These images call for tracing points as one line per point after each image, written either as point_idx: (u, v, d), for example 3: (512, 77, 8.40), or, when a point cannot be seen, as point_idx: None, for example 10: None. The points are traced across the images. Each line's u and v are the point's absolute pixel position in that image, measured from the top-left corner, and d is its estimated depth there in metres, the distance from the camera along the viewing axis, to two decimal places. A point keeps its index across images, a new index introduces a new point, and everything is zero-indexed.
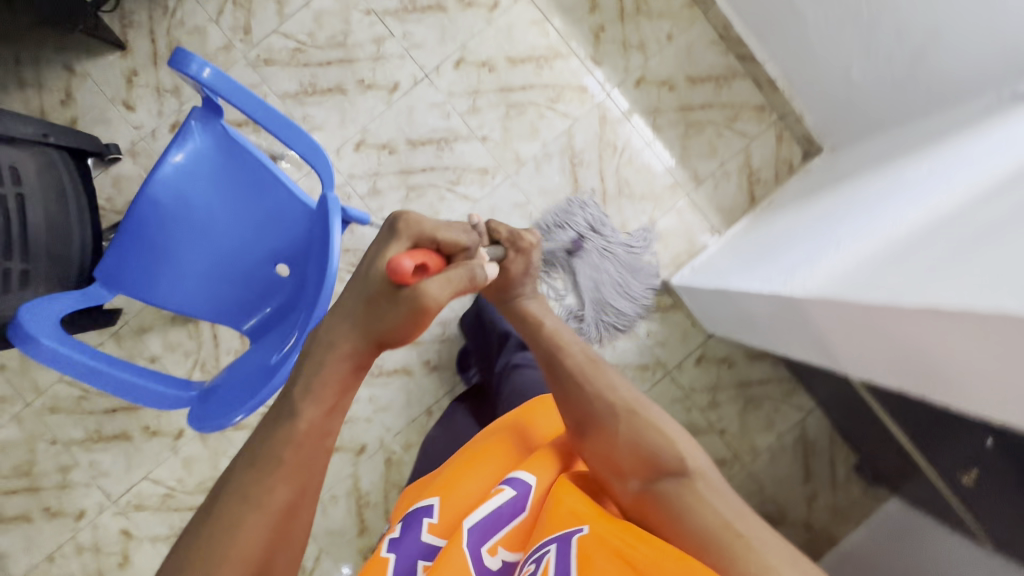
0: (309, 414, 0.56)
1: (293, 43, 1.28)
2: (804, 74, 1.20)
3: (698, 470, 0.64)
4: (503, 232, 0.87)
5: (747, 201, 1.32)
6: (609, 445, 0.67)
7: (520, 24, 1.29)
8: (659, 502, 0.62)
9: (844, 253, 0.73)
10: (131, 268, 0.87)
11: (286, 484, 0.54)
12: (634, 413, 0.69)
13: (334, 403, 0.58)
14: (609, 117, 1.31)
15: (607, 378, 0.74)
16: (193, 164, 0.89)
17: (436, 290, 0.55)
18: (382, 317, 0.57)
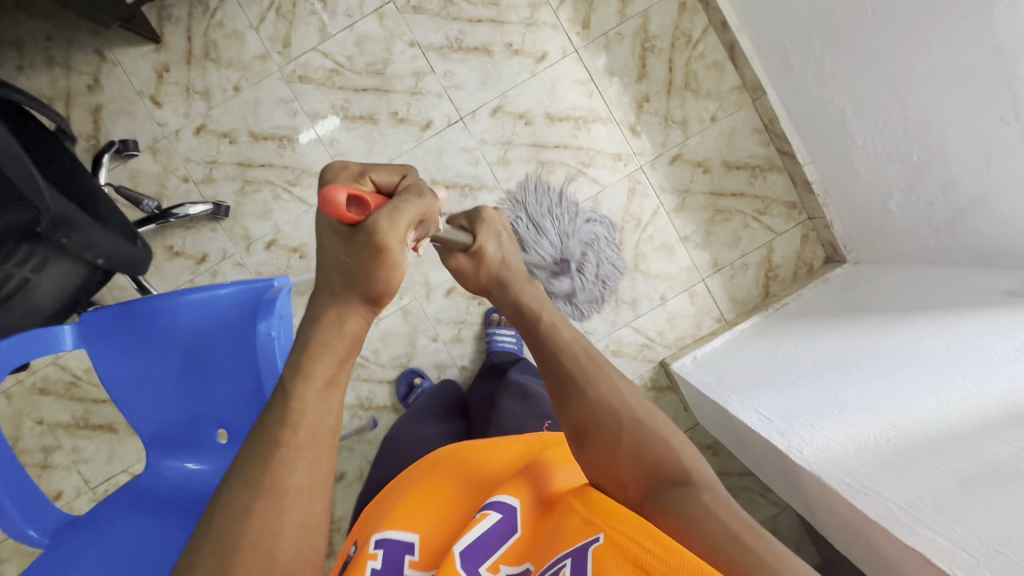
0: (310, 390, 0.47)
1: (331, 63, 1.25)
2: (841, 185, 1.17)
3: (704, 482, 0.55)
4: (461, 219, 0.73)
5: (761, 294, 1.31)
6: (609, 453, 0.59)
7: (564, 82, 1.26)
8: (663, 513, 0.53)
9: (849, 425, 0.73)
10: (108, 344, 0.86)
11: (295, 465, 0.45)
12: (639, 422, 0.61)
13: (331, 375, 0.49)
14: (638, 190, 1.28)
15: (603, 372, 0.65)
16: (226, 311, 0.86)
17: (385, 226, 0.46)
18: (356, 273, 0.48)
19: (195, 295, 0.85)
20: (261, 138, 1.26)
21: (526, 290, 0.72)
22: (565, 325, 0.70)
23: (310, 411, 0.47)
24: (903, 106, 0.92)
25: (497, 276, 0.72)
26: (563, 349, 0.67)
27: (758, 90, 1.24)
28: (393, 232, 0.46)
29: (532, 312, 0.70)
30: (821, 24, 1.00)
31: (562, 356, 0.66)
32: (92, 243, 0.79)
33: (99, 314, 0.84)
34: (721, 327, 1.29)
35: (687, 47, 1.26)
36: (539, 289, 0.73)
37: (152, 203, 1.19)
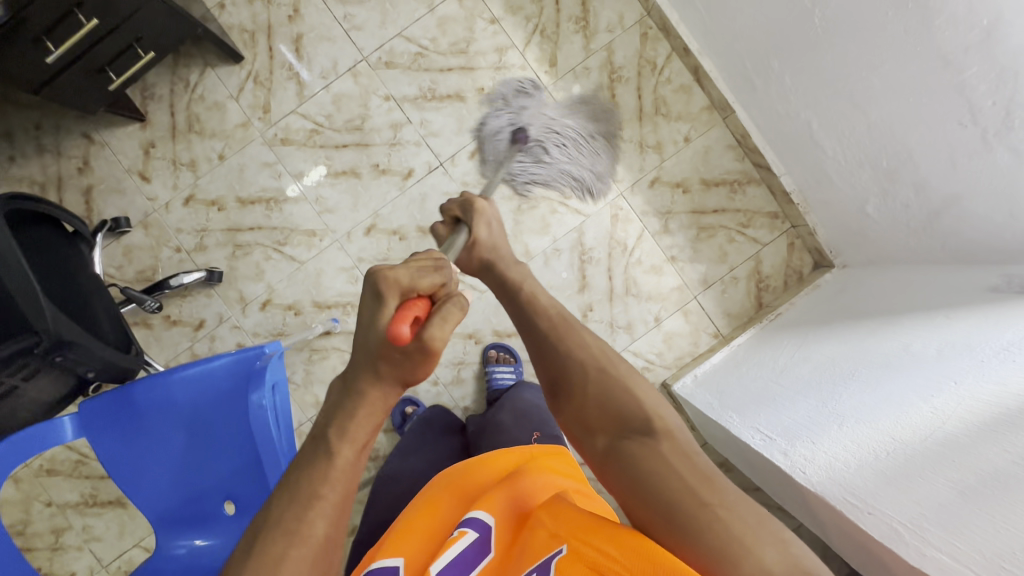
0: (344, 448, 0.49)
1: (310, 124, 1.29)
2: (818, 194, 1.19)
3: (665, 430, 0.59)
4: (456, 209, 0.81)
5: (754, 306, 1.32)
6: (580, 403, 0.64)
7: (538, 118, 1.30)
8: (623, 459, 0.58)
9: (848, 439, 0.73)
10: (104, 424, 0.90)
11: (322, 515, 0.48)
12: (604, 370, 0.65)
13: (366, 438, 0.51)
14: (620, 216, 1.30)
15: (574, 330, 0.69)
16: (221, 382, 0.90)
17: (439, 331, 0.47)
18: (399, 367, 0.48)
19: (186, 371, 0.89)
20: (249, 203, 1.29)
21: (512, 268, 0.79)
22: (545, 293, 0.76)
23: (345, 468, 0.49)
24: (865, 115, 0.94)
25: (488, 258, 0.79)
26: (538, 311, 0.72)
27: (726, 109, 1.27)
28: (444, 335, 0.47)
29: (515, 284, 0.77)
30: (776, 46, 1.03)
31: (536, 317, 0.72)
32: (88, 359, 0.88)
33: (95, 404, 0.88)
34: (718, 342, 1.30)
35: (653, 73, 1.30)
36: (524, 268, 0.80)
37: (156, 302, 1.16)
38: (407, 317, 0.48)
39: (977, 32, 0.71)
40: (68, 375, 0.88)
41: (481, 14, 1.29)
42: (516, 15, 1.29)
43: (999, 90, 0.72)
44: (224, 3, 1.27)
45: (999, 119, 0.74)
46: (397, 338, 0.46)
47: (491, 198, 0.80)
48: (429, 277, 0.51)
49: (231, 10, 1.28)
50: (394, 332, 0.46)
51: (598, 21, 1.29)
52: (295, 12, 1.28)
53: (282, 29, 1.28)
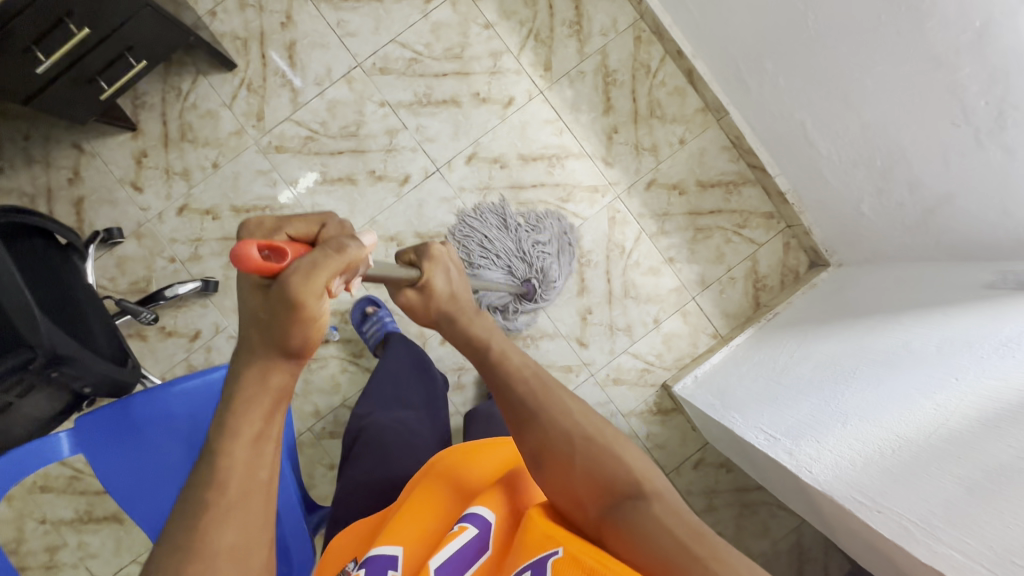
0: (237, 449, 0.46)
1: (305, 131, 1.28)
2: (813, 195, 1.20)
3: (654, 493, 0.57)
4: (411, 253, 0.71)
5: (752, 306, 1.33)
6: (565, 475, 0.59)
7: (534, 123, 1.30)
8: (617, 527, 0.54)
9: (854, 439, 0.74)
10: (97, 439, 0.88)
11: (227, 524, 0.44)
12: (591, 440, 0.61)
13: (259, 431, 0.47)
14: (618, 219, 1.31)
15: (553, 395, 0.65)
16: (222, 394, 0.92)
17: (297, 274, 0.41)
18: (272, 327, 0.44)
19: (187, 383, 0.91)
20: (243, 211, 1.28)
21: (474, 322, 0.71)
22: (516, 351, 0.70)
23: (240, 468, 0.45)
24: (858, 116, 0.95)
25: (447, 312, 0.70)
26: (512, 376, 0.66)
27: (720, 111, 1.28)
28: (307, 278, 0.41)
29: (482, 342, 0.69)
30: (768, 51, 1.05)
31: (513, 383, 0.66)
32: (85, 374, 0.87)
33: (94, 418, 0.87)
34: (717, 342, 1.30)
35: (647, 76, 1.30)
36: (487, 319, 0.72)
37: (152, 313, 1.15)
38: (264, 245, 0.42)
39: (969, 32, 0.72)
40: (61, 389, 0.87)
41: (475, 19, 1.29)
42: (510, 20, 1.29)
43: (991, 90, 0.73)
44: (216, 10, 1.26)
45: (991, 119, 0.75)
46: (247, 262, 0.39)
47: (450, 243, 0.73)
48: (302, 224, 0.49)
49: (222, 17, 1.27)
50: (239, 253, 0.39)
51: (591, 25, 1.30)
52: (288, 18, 1.28)
53: (274, 36, 1.28)
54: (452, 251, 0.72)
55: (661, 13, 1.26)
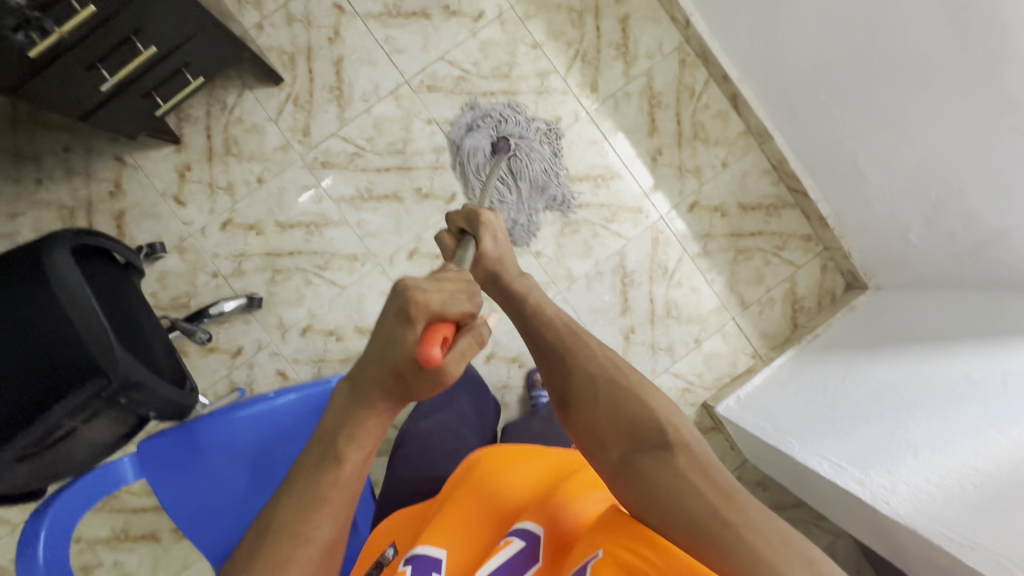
0: (353, 454, 0.49)
1: (351, 147, 1.27)
2: (856, 220, 1.23)
3: (682, 443, 0.56)
4: (460, 219, 0.81)
5: (790, 326, 1.35)
6: (590, 414, 0.60)
7: (579, 143, 1.31)
8: (641, 476, 0.55)
9: (934, 473, 0.76)
10: (160, 460, 0.87)
11: (328, 521, 0.48)
12: (614, 380, 0.61)
13: (371, 447, 0.51)
14: (661, 239, 1.32)
15: (579, 337, 0.65)
16: (286, 418, 0.92)
17: (453, 369, 0.48)
18: (405, 391, 0.49)
19: (254, 408, 0.90)
20: (288, 226, 1.27)
21: (517, 281, 0.74)
22: (548, 301, 0.71)
23: (353, 479, 0.49)
24: (916, 148, 0.98)
25: (489, 270, 0.76)
26: (545, 321, 0.68)
27: (764, 135, 1.30)
28: (457, 374, 0.48)
29: (522, 296, 0.72)
30: (826, 80, 1.07)
31: (543, 329, 0.68)
32: (151, 399, 0.84)
33: (158, 442, 0.86)
34: (756, 362, 1.32)
35: (691, 99, 1.32)
36: (529, 279, 0.75)
37: (205, 334, 1.14)
38: (441, 339, 0.47)
39: None
40: (127, 416, 0.85)
41: (523, 39, 1.30)
42: (558, 40, 1.30)
43: None
44: (263, 25, 1.26)
45: None
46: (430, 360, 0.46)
47: (497, 210, 0.79)
48: (460, 305, 0.50)
49: (270, 31, 1.26)
50: (426, 355, 0.46)
51: (637, 47, 1.31)
52: (336, 33, 1.27)
53: (322, 51, 1.27)
54: (498, 220, 0.80)
55: (708, 38, 1.27)
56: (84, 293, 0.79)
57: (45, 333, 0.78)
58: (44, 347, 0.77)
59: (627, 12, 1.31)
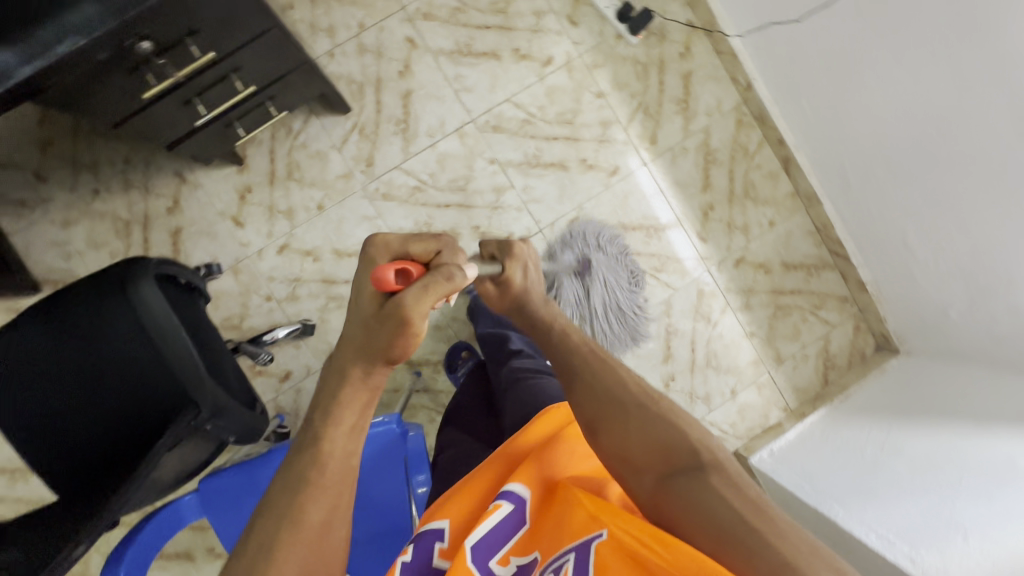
0: (337, 437, 0.62)
1: (413, 181, 1.28)
2: (895, 288, 1.29)
3: (712, 463, 0.61)
4: (492, 247, 0.83)
5: (821, 382, 1.40)
6: (621, 438, 0.65)
7: (636, 193, 1.34)
8: (675, 494, 0.59)
9: (984, 550, 0.82)
10: (225, 495, 0.90)
11: (318, 501, 0.58)
12: (644, 407, 0.67)
13: (353, 421, 0.64)
14: (706, 291, 1.36)
15: (609, 367, 0.73)
16: None
17: (412, 298, 0.58)
18: (380, 335, 0.61)
19: None
20: (345, 255, 1.27)
21: (542, 309, 0.83)
22: (575, 330, 0.82)
23: (338, 453, 0.61)
24: (970, 237, 1.02)
25: (520, 300, 0.83)
26: (573, 349, 0.77)
27: (812, 199, 1.35)
28: (416, 304, 0.58)
29: (546, 325, 0.82)
30: (884, 160, 1.11)
31: (572, 358, 0.76)
32: (227, 428, 0.84)
33: (221, 480, 0.89)
34: (787, 416, 1.38)
35: (745, 158, 1.36)
36: (553, 308, 0.84)
37: (270, 355, 1.12)
38: (395, 268, 0.60)
39: None
40: (207, 445, 0.85)
41: (589, 87, 1.32)
42: (622, 91, 1.33)
43: None
44: (334, 52, 1.26)
45: None
46: (382, 283, 0.59)
47: (529, 240, 0.84)
48: (418, 245, 0.65)
49: (341, 59, 1.27)
50: (377, 276, 0.59)
51: (698, 104, 1.35)
52: (406, 67, 1.28)
53: (391, 83, 1.28)
54: (531, 251, 0.84)
55: (767, 102, 1.31)
56: (174, 324, 0.82)
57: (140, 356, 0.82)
58: (142, 368, 0.82)
59: (690, 69, 1.34)
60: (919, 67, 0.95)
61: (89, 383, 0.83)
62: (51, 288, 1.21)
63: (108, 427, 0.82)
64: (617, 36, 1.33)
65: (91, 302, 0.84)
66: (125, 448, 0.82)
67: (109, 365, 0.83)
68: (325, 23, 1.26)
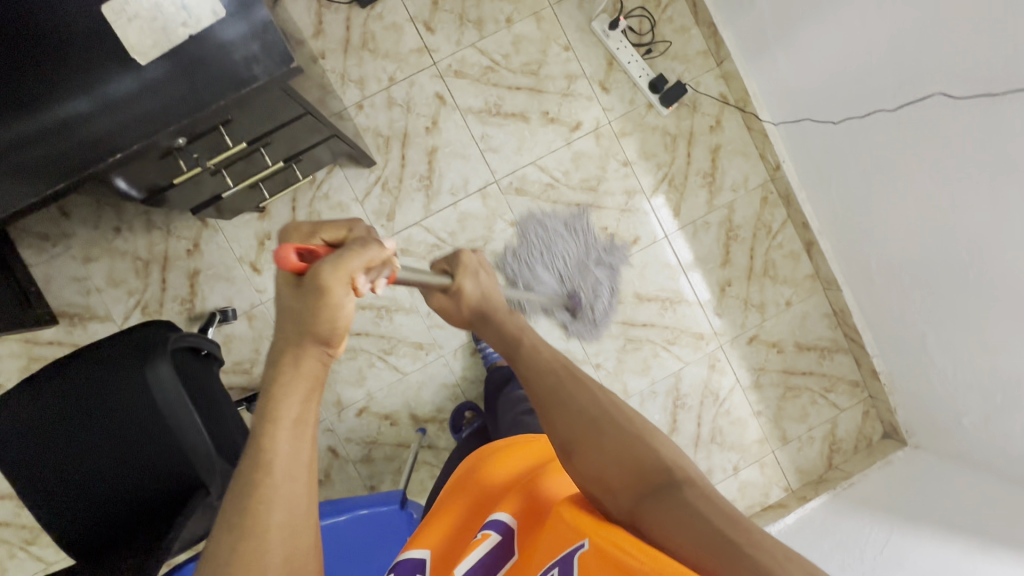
0: (281, 445, 0.47)
1: (432, 238, 1.28)
2: (908, 383, 1.27)
3: (686, 478, 0.52)
4: (443, 264, 0.79)
5: (825, 465, 1.40)
6: (594, 458, 0.57)
7: (654, 265, 1.33)
8: (649, 515, 0.50)
9: None
10: None
11: (272, 513, 0.44)
12: (616, 421, 0.60)
13: (297, 415, 0.48)
14: (717, 367, 1.36)
15: (583, 384, 0.65)
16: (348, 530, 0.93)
17: (329, 269, 0.46)
18: (304, 318, 0.48)
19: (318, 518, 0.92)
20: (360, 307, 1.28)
21: (507, 318, 0.76)
22: (547, 346, 0.72)
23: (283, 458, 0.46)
24: (993, 359, 0.99)
25: (482, 309, 0.76)
26: (541, 367, 0.68)
27: (832, 284, 1.34)
28: (333, 272, 0.46)
29: (515, 336, 0.73)
30: (913, 266, 1.09)
31: (541, 374, 0.67)
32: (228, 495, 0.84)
33: None
34: (788, 496, 1.37)
35: (767, 236, 1.35)
36: (520, 318, 0.77)
37: None
38: (297, 248, 0.48)
39: None
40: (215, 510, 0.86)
41: (616, 155, 1.31)
42: (648, 161, 1.32)
43: None
44: (363, 104, 1.26)
45: None
46: (285, 265, 0.47)
47: (478, 250, 0.81)
48: (332, 230, 0.52)
49: (369, 112, 1.26)
50: (278, 257, 0.46)
51: (724, 179, 1.33)
52: (433, 123, 1.27)
53: (417, 139, 1.27)
54: (481, 257, 0.81)
55: (796, 185, 1.30)
56: (174, 389, 0.81)
57: (152, 427, 0.85)
58: (154, 437, 0.85)
59: (719, 143, 1.33)
60: (958, 193, 0.92)
61: (95, 446, 0.85)
62: (68, 322, 1.22)
63: (116, 492, 0.85)
64: (649, 105, 1.31)
65: (104, 370, 0.86)
66: (136, 511, 0.85)
67: (117, 431, 0.85)
68: (355, 74, 1.26)
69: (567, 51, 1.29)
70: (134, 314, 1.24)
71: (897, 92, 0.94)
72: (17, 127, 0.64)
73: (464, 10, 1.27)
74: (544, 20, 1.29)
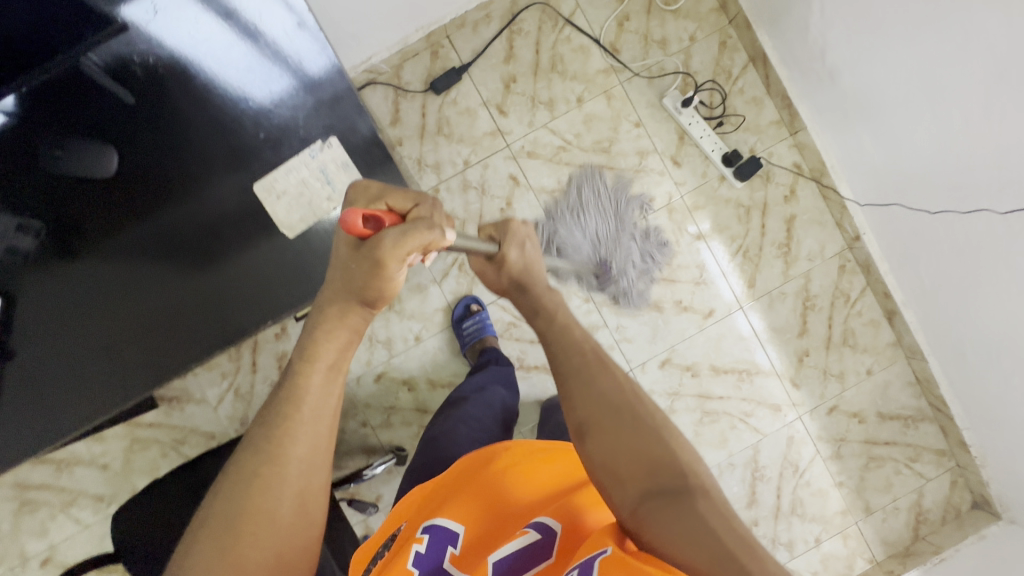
0: (314, 373, 0.58)
1: (508, 316, 1.33)
2: (1003, 458, 1.22)
3: (700, 488, 0.55)
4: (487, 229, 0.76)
5: (911, 536, 1.35)
6: (612, 448, 0.58)
7: (729, 336, 1.32)
8: (655, 519, 0.52)
9: None
10: None
11: (298, 435, 0.56)
12: (637, 412, 0.60)
13: (333, 359, 0.60)
14: (796, 438, 1.34)
15: (605, 367, 0.64)
16: None
17: (391, 243, 0.52)
18: (355, 279, 0.56)
19: None
20: (439, 385, 1.31)
21: (546, 296, 0.73)
22: (578, 325, 0.70)
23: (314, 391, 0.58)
24: None
25: (520, 278, 0.74)
26: (571, 345, 0.67)
27: (915, 354, 1.31)
28: (394, 246, 0.52)
29: (548, 312, 0.71)
30: (1017, 349, 1.03)
31: (568, 350, 0.67)
32: None
33: None
34: (874, 569, 1.33)
35: (846, 305, 1.33)
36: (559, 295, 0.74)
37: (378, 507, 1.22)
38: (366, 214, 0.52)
39: None
40: None
41: (688, 228, 1.31)
42: (722, 234, 1.32)
43: None
44: (439, 188, 1.29)
45: None
46: (348, 228, 0.51)
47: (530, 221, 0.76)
48: (400, 199, 0.56)
49: (445, 195, 1.29)
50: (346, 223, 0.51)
51: (799, 248, 1.32)
52: (507, 202, 1.30)
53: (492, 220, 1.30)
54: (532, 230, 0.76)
55: (876, 256, 1.28)
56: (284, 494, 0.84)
57: None
58: None
59: (794, 213, 1.32)
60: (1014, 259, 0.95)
61: None
62: (166, 404, 1.29)
63: None
64: (721, 177, 1.31)
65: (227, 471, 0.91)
66: None
67: None
68: (432, 159, 1.29)
69: (638, 127, 1.30)
70: (227, 395, 1.30)
71: (1006, 192, 0.90)
72: (149, 230, 0.66)
73: (535, 92, 1.30)
74: (614, 97, 1.30)
